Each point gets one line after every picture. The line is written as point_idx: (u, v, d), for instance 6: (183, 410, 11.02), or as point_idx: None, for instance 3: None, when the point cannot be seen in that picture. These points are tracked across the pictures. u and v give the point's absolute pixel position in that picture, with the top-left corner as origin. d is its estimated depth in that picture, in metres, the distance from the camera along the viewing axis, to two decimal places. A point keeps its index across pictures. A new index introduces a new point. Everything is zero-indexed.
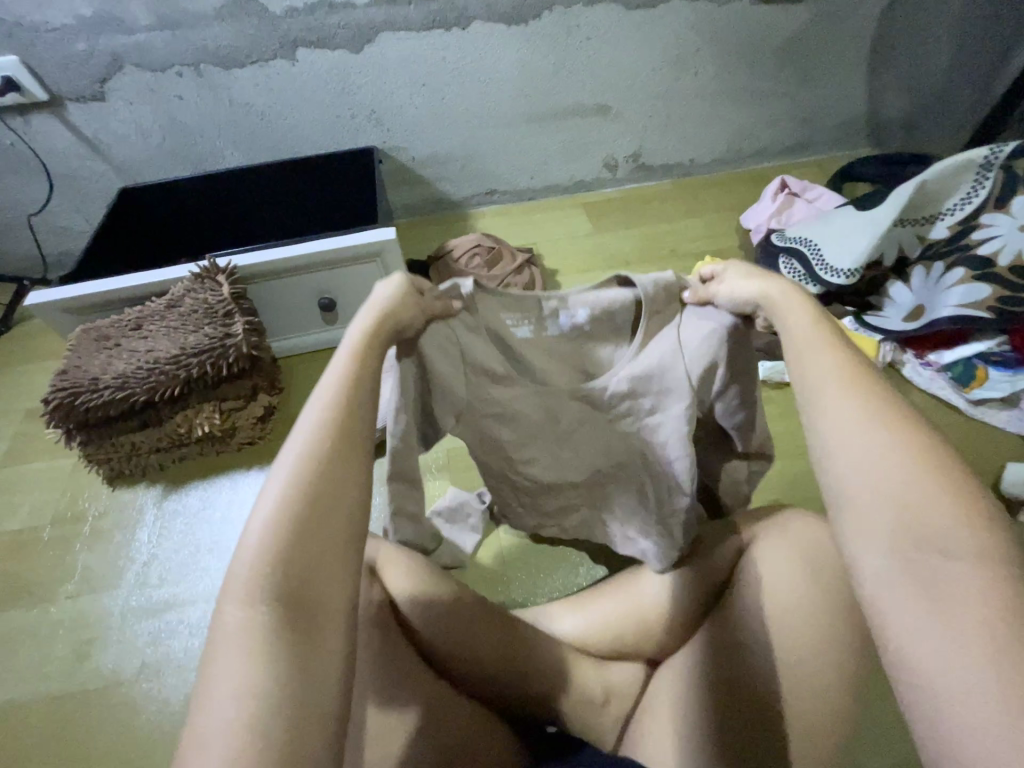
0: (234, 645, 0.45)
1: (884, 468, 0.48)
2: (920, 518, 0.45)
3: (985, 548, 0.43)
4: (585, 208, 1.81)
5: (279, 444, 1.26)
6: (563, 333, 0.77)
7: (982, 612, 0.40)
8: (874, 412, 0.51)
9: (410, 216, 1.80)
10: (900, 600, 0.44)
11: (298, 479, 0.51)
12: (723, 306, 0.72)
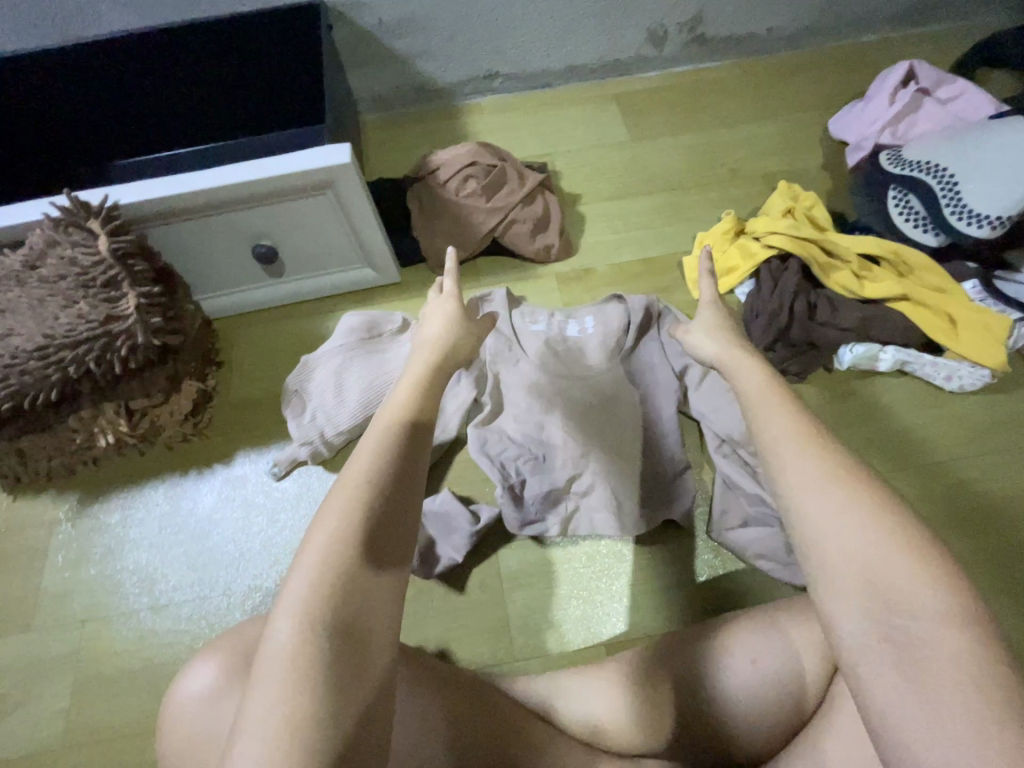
0: (279, 660, 0.38)
1: (844, 526, 0.40)
2: (888, 573, 0.38)
3: (956, 604, 0.36)
4: (618, 101, 1.34)
5: (219, 442, 0.99)
6: (568, 331, 1.04)
7: (960, 685, 0.34)
8: (833, 462, 0.43)
9: (381, 110, 1.34)
10: (875, 676, 0.37)
11: (357, 489, 0.45)
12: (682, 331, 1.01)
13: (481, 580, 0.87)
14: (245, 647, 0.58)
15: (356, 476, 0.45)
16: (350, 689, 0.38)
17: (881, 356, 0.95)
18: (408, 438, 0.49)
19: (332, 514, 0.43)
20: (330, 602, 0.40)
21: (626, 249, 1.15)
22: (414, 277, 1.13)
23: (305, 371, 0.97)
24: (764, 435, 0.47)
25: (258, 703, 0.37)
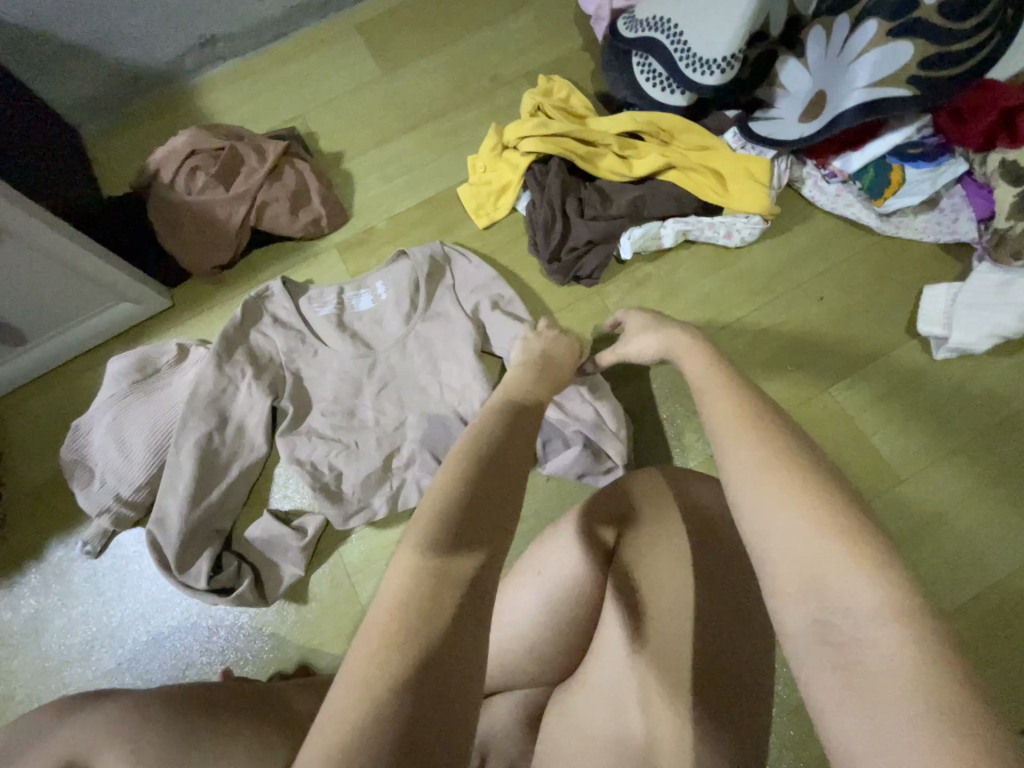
0: (372, 626, 0.37)
1: (788, 517, 0.38)
2: (825, 570, 0.36)
3: (903, 598, 0.34)
4: (361, 32, 1.20)
5: (19, 540, 0.90)
6: (359, 304, 0.94)
7: (902, 680, 0.31)
8: (768, 450, 0.41)
9: (99, 116, 1.16)
10: (819, 682, 0.34)
11: (461, 456, 0.45)
12: (475, 269, 0.95)
13: (330, 580, 0.86)
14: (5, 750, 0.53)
15: (463, 454, 0.45)
16: (444, 658, 0.35)
17: (662, 233, 0.93)
18: (508, 425, 0.50)
19: (442, 484, 0.43)
20: (434, 565, 0.38)
21: (404, 196, 1.06)
22: (185, 296, 1.02)
23: (82, 428, 0.88)
24: (713, 425, 0.45)
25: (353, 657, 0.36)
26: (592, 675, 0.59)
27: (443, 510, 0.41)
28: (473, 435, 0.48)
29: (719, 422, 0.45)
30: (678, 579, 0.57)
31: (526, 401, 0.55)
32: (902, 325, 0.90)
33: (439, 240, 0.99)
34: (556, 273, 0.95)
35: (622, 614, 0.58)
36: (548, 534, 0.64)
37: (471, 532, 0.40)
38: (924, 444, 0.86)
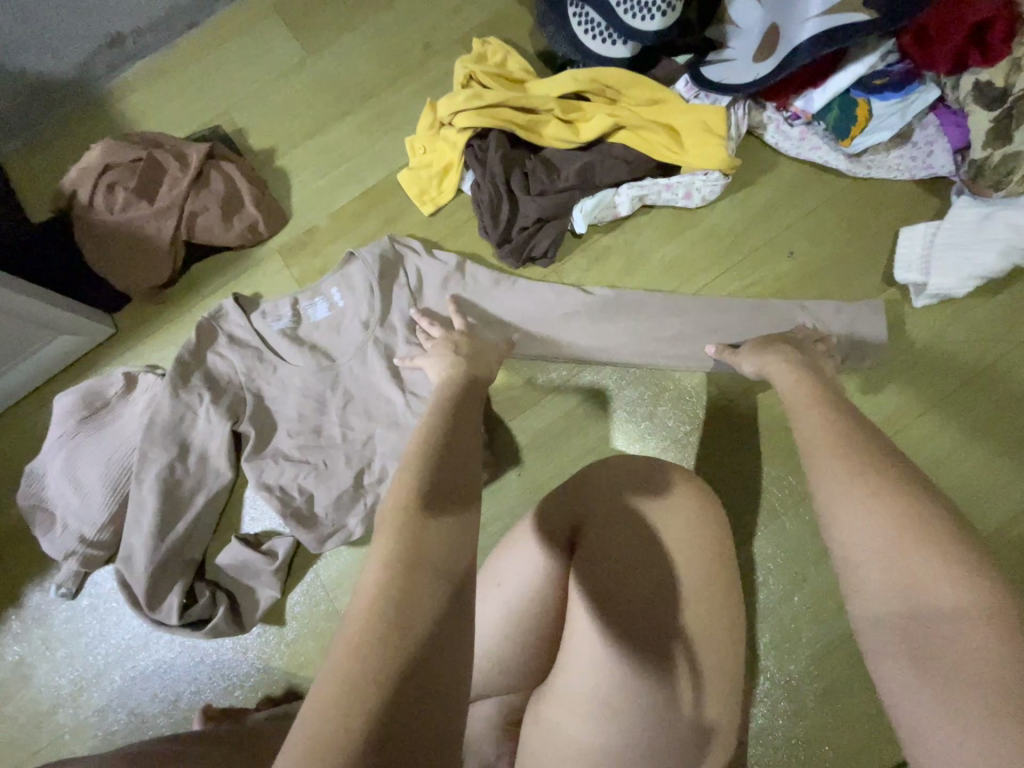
0: (347, 635, 0.35)
1: (873, 523, 0.43)
2: (905, 571, 0.41)
3: (982, 599, 0.38)
4: (279, 10, 1.10)
5: None
6: (321, 316, 0.90)
7: (982, 672, 0.36)
8: (849, 464, 0.48)
9: (12, 135, 1.08)
10: (890, 667, 0.39)
11: (423, 454, 0.48)
12: (437, 263, 0.89)
13: (309, 598, 0.85)
14: None
15: (428, 461, 0.47)
16: (433, 662, 0.35)
17: (616, 202, 0.87)
18: (458, 432, 0.52)
19: (402, 490, 0.44)
20: (407, 567, 0.38)
21: (343, 189, 1.00)
22: (127, 321, 0.97)
23: (37, 468, 0.86)
24: (808, 440, 0.53)
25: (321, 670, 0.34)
26: (566, 680, 0.56)
27: (416, 498, 0.43)
28: (432, 443, 0.50)
29: (811, 439, 0.52)
30: (636, 577, 0.56)
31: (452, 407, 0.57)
32: (878, 275, 0.85)
33: (390, 234, 0.93)
34: (508, 255, 0.88)
35: (595, 602, 0.56)
36: (512, 534, 0.64)
37: (439, 518, 0.42)
38: (906, 402, 0.82)
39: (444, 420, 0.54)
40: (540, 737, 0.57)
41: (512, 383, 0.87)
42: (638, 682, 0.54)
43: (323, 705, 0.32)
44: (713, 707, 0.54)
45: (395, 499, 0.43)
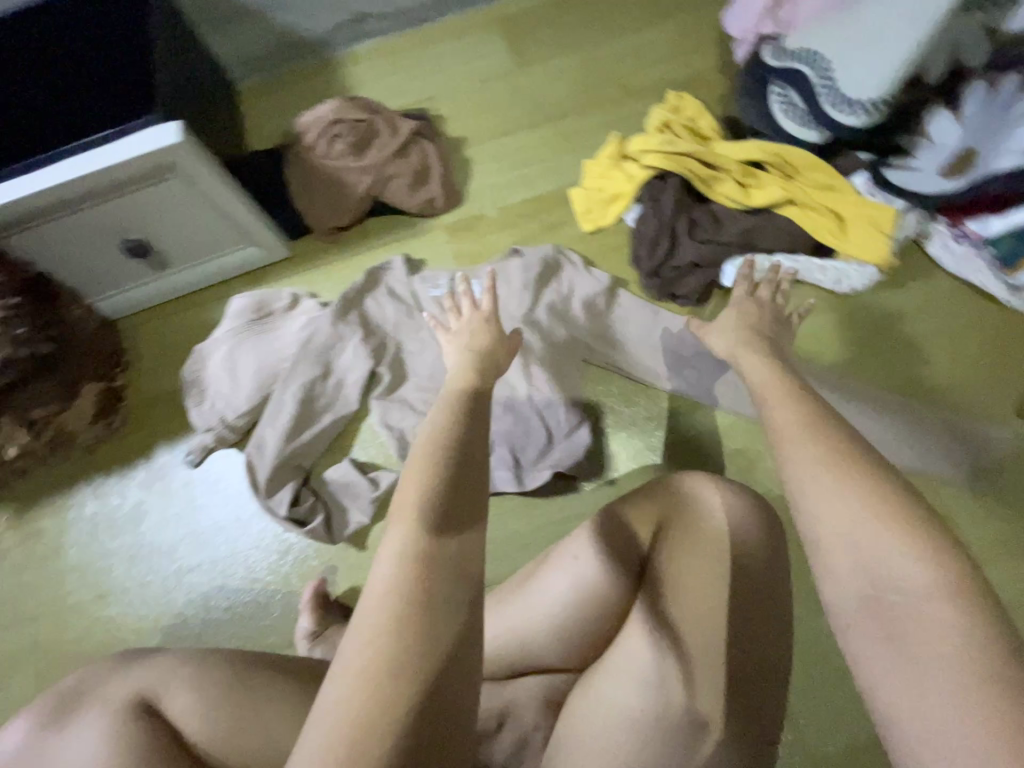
0: (344, 674, 0.36)
1: (852, 509, 0.40)
2: (874, 553, 0.39)
3: (941, 577, 0.37)
4: (502, 26, 1.25)
5: (136, 438, 1.03)
6: (472, 296, 1.02)
7: (951, 659, 0.35)
8: (826, 447, 0.43)
9: (255, 76, 1.27)
10: (866, 649, 0.39)
11: (435, 438, 0.46)
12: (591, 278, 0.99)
13: None
14: (70, 690, 0.57)
15: (430, 473, 0.43)
16: (428, 701, 0.35)
17: (766, 269, 0.92)
18: (468, 427, 0.47)
19: (404, 510, 0.42)
20: (404, 607, 0.37)
21: (515, 190, 1.11)
22: (300, 251, 1.10)
23: (203, 350, 0.99)
24: (776, 425, 0.47)
25: (322, 697, 0.36)
26: (624, 662, 0.61)
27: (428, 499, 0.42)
28: (444, 447, 0.45)
29: (796, 422, 0.46)
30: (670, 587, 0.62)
31: (481, 380, 0.55)
32: (1011, 404, 0.86)
33: (552, 243, 1.03)
34: (654, 287, 0.96)
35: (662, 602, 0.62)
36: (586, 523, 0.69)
37: (451, 518, 0.41)
38: (1008, 533, 0.82)
39: (461, 410, 0.49)
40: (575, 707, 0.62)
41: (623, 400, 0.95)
42: (707, 699, 0.58)
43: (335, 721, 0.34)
44: (707, 704, 0.58)
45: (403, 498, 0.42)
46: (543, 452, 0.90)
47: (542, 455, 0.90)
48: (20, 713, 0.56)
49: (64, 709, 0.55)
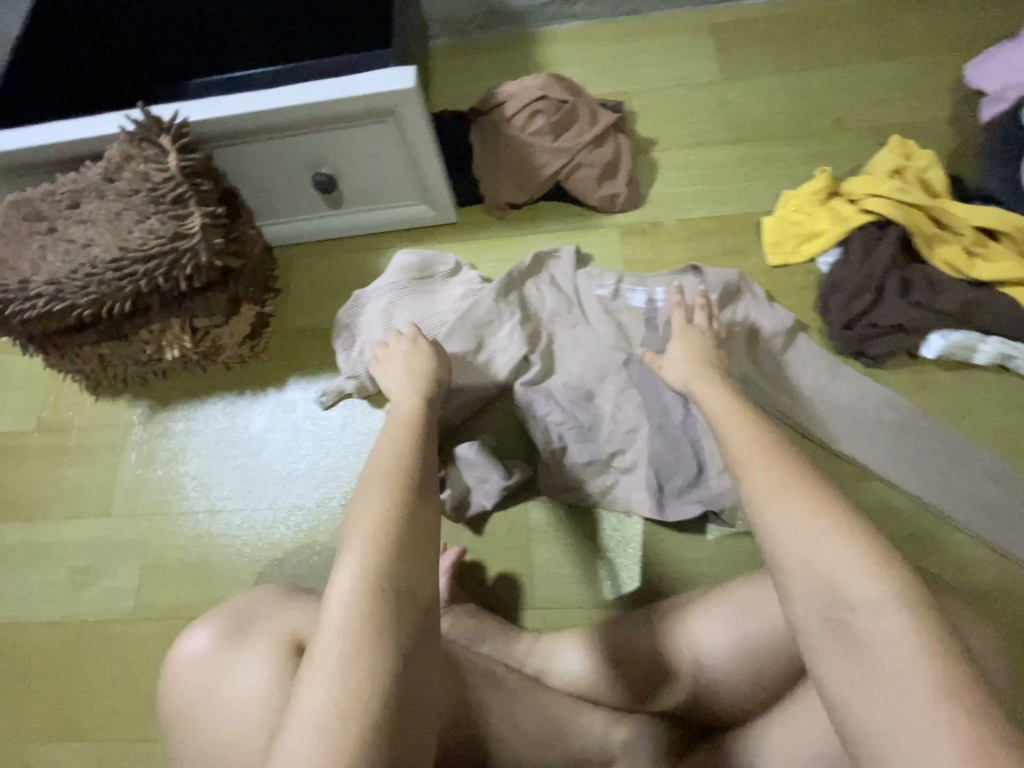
0: (331, 651, 0.44)
1: (807, 527, 0.42)
2: (822, 563, 0.41)
3: (896, 586, 0.39)
4: (713, 33, 1.19)
5: (273, 367, 1.04)
6: (637, 304, 0.97)
7: (901, 663, 0.37)
8: (778, 468, 0.46)
9: (451, 35, 1.26)
10: (830, 667, 0.40)
11: (393, 480, 0.55)
12: (773, 315, 0.92)
13: (507, 527, 0.89)
14: (242, 613, 0.62)
15: (392, 479, 0.55)
16: (403, 662, 0.45)
17: (977, 350, 0.85)
18: (415, 448, 0.61)
19: (374, 509, 0.52)
20: (383, 586, 0.47)
21: (699, 204, 1.05)
22: (466, 218, 1.08)
23: (361, 297, 0.99)
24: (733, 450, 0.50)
25: (310, 678, 0.43)
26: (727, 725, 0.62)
27: (387, 533, 0.50)
28: (401, 463, 0.58)
29: (744, 444, 0.50)
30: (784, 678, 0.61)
31: (417, 431, 0.65)
32: None
33: (736, 269, 0.96)
34: (844, 341, 0.89)
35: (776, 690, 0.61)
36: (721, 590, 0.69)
37: (409, 563, 0.49)
38: None
39: (406, 438, 0.63)
40: (706, 765, 0.62)
41: None
42: None
43: (299, 736, 0.41)
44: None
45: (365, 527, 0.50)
46: (688, 485, 0.85)
47: (686, 489, 0.85)
48: (204, 622, 0.62)
49: (238, 631, 0.60)
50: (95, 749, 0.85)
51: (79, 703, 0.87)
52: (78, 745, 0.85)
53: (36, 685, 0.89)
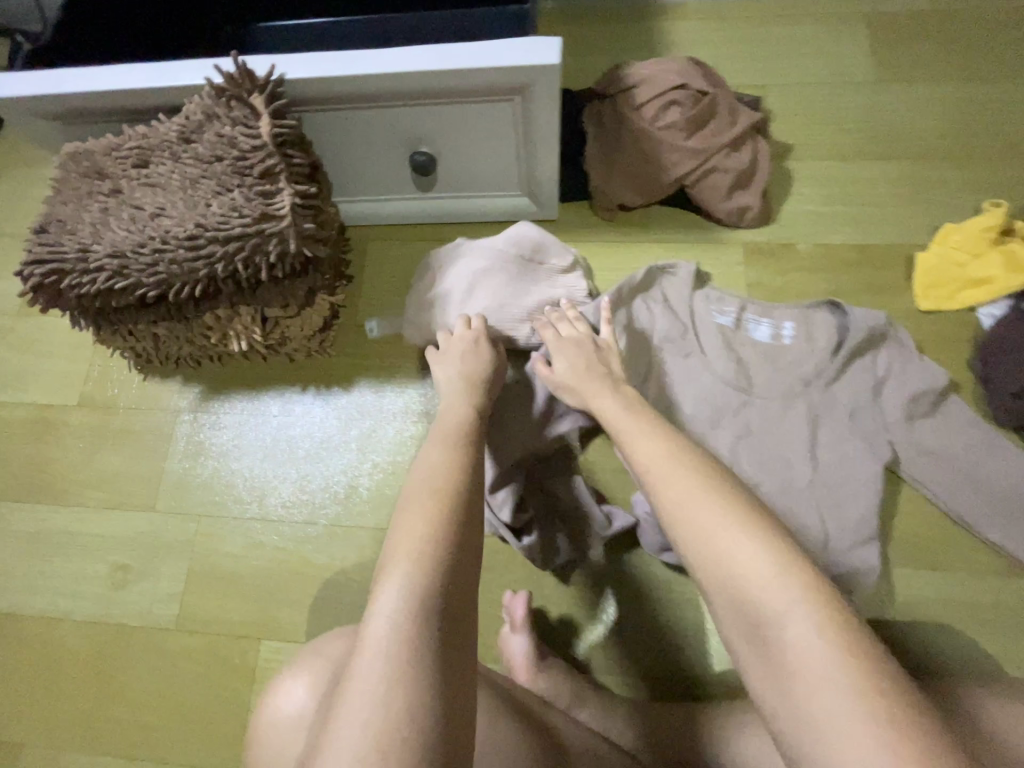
0: (372, 674, 0.40)
1: (710, 526, 0.46)
2: (719, 556, 0.44)
3: (796, 579, 0.41)
4: (870, 23, 1.02)
5: (341, 364, 0.93)
6: (763, 339, 0.85)
7: (816, 661, 0.38)
8: (695, 477, 0.51)
9: None
10: (746, 666, 0.41)
11: (442, 486, 0.53)
12: (924, 371, 0.80)
13: (594, 577, 0.80)
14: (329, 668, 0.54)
15: (438, 498, 0.51)
16: (448, 692, 0.41)
17: None
18: (456, 458, 0.57)
19: (421, 530, 0.48)
20: (426, 612, 0.43)
21: (839, 228, 0.91)
22: (568, 217, 0.95)
23: (471, 246, 0.89)
24: (651, 473, 0.54)
25: (348, 712, 0.39)
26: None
27: (427, 540, 0.47)
28: (446, 478, 0.54)
29: (671, 456, 0.55)
30: None
31: (465, 432, 0.63)
32: None
33: (883, 312, 0.84)
34: (1006, 412, 0.78)
35: None
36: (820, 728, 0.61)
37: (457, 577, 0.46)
38: None
39: (446, 449, 0.59)
40: None
41: (920, 528, 0.77)
42: None
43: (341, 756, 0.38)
44: None
45: (410, 537, 0.47)
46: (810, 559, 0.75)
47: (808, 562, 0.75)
48: (296, 675, 0.57)
49: None
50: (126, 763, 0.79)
51: (111, 711, 0.81)
52: (107, 756, 0.79)
53: (68, 687, 0.82)
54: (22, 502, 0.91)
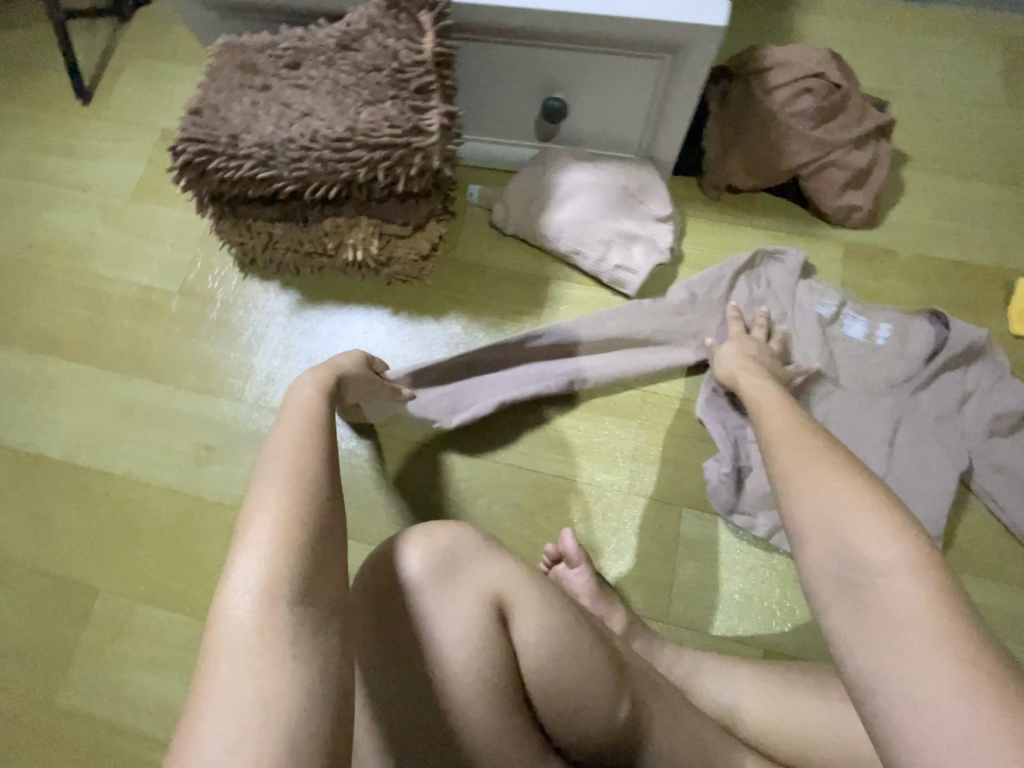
0: (232, 674, 0.36)
1: (820, 487, 0.41)
2: (837, 522, 0.39)
3: (915, 554, 0.36)
4: (1008, 46, 1.01)
5: (434, 294, 0.96)
6: (856, 336, 0.86)
7: (924, 630, 0.33)
8: (809, 447, 0.46)
9: None
10: (836, 626, 0.37)
11: (288, 469, 0.45)
12: (1015, 391, 0.81)
13: (653, 532, 0.83)
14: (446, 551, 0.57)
15: (292, 476, 0.44)
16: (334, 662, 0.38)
17: None
18: (314, 429, 0.50)
19: (265, 511, 0.41)
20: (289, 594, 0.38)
21: (944, 242, 0.92)
22: (678, 188, 0.97)
23: (564, 184, 0.91)
24: (769, 435, 0.50)
25: (210, 718, 0.34)
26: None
27: (267, 544, 0.40)
28: (300, 452, 0.46)
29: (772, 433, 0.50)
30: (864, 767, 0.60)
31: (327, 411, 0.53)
32: None
33: (982, 329, 0.84)
34: None
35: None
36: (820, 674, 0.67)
37: (311, 571, 0.40)
38: None
39: (302, 419, 0.51)
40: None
41: (976, 536, 0.79)
42: None
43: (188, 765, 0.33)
44: None
45: (248, 539, 0.40)
46: None
47: None
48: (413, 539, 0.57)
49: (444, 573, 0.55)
50: (192, 622, 0.85)
51: (181, 574, 0.87)
52: (173, 613, 0.85)
53: (142, 545, 0.88)
54: (120, 373, 0.97)
